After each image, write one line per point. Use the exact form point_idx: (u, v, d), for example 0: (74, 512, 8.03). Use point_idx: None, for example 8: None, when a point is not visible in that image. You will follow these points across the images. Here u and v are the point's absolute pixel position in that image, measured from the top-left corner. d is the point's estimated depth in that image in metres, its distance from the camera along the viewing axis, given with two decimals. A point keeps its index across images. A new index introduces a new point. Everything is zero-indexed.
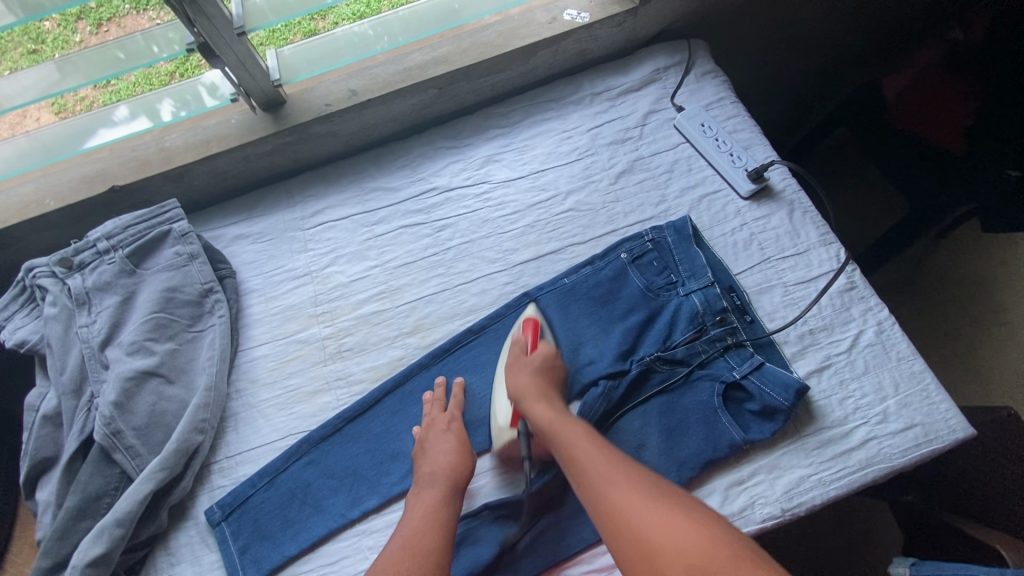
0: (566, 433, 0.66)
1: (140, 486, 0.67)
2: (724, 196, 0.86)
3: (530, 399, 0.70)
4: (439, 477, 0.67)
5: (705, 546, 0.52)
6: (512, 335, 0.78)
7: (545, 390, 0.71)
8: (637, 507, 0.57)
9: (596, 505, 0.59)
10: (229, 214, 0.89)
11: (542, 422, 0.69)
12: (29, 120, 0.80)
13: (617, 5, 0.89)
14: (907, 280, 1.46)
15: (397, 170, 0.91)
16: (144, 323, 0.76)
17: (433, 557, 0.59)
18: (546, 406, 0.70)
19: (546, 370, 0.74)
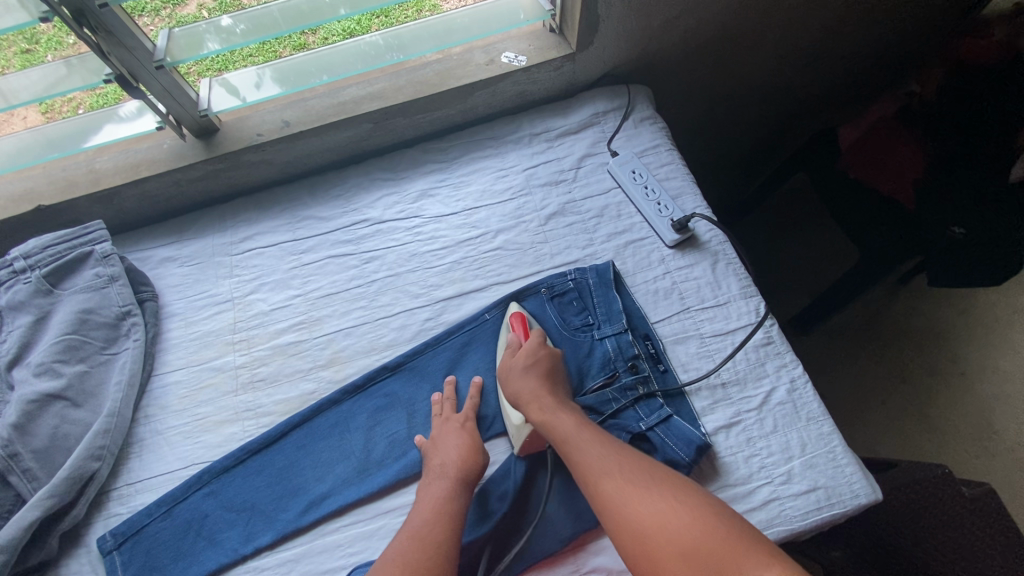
0: (562, 428, 0.68)
1: (27, 512, 0.66)
2: (650, 244, 0.87)
3: (533, 406, 0.70)
4: (450, 470, 0.69)
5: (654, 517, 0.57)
6: (504, 335, 0.80)
7: (545, 384, 0.72)
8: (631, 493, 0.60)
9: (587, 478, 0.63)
10: (159, 237, 0.90)
11: (544, 421, 0.69)
12: (16, 120, 0.80)
13: (555, 50, 0.90)
14: (849, 330, 1.44)
15: (330, 200, 0.92)
16: (55, 344, 0.76)
17: (442, 547, 0.62)
18: (541, 397, 0.71)
19: (540, 363, 0.74)
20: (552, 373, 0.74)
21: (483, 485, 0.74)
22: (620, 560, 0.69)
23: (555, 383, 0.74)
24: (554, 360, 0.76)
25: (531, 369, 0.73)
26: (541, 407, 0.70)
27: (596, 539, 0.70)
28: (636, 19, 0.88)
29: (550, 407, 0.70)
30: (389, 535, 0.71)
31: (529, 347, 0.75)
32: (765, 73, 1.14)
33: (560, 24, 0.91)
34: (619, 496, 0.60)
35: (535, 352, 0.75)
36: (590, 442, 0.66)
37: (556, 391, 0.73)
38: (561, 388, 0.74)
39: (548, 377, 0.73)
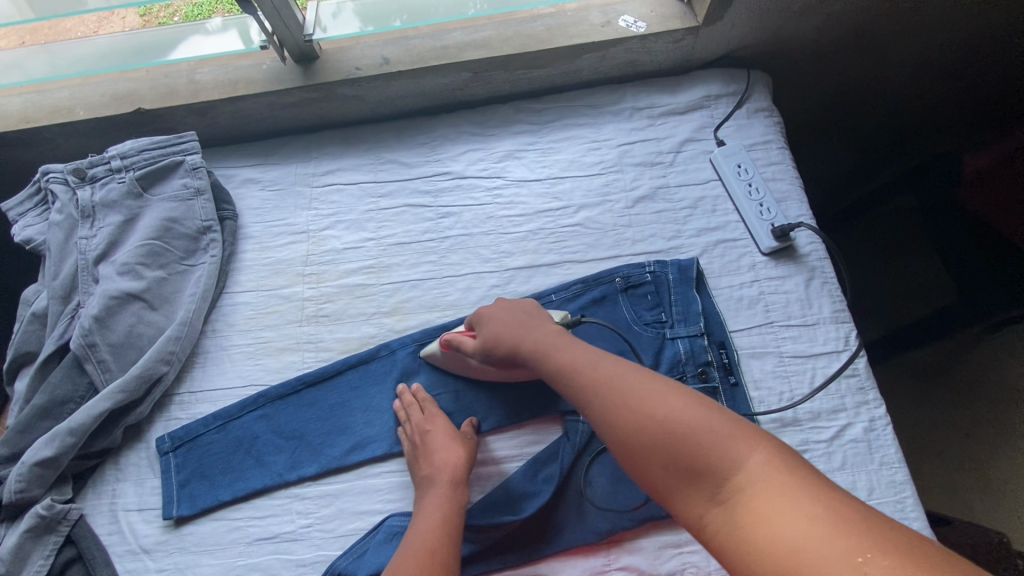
0: (554, 349, 0.64)
1: (98, 402, 0.70)
2: (743, 247, 0.81)
3: (517, 338, 0.67)
4: (441, 476, 0.67)
5: (658, 420, 0.53)
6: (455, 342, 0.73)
7: (520, 325, 0.69)
8: (631, 392, 0.56)
9: (582, 390, 0.59)
10: (245, 157, 0.90)
11: (538, 349, 0.66)
12: (115, 20, 0.81)
13: (678, 21, 0.83)
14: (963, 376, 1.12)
15: (416, 147, 0.90)
16: (140, 247, 0.78)
17: (445, 558, 0.61)
18: (530, 334, 0.67)
19: (507, 315, 0.71)
20: (528, 313, 0.71)
21: (526, 463, 0.72)
22: (653, 565, 0.67)
23: (539, 320, 0.70)
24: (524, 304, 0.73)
25: (511, 318, 0.70)
26: (529, 336, 0.67)
27: (631, 539, 0.68)
28: None
29: (540, 338, 0.66)
30: None
31: (491, 315, 0.72)
32: (917, 77, 0.99)
33: None
34: (619, 397, 0.56)
35: (509, 319, 0.71)
36: (573, 355, 0.63)
37: (541, 321, 0.69)
38: (539, 318, 0.70)
39: (524, 316, 0.70)
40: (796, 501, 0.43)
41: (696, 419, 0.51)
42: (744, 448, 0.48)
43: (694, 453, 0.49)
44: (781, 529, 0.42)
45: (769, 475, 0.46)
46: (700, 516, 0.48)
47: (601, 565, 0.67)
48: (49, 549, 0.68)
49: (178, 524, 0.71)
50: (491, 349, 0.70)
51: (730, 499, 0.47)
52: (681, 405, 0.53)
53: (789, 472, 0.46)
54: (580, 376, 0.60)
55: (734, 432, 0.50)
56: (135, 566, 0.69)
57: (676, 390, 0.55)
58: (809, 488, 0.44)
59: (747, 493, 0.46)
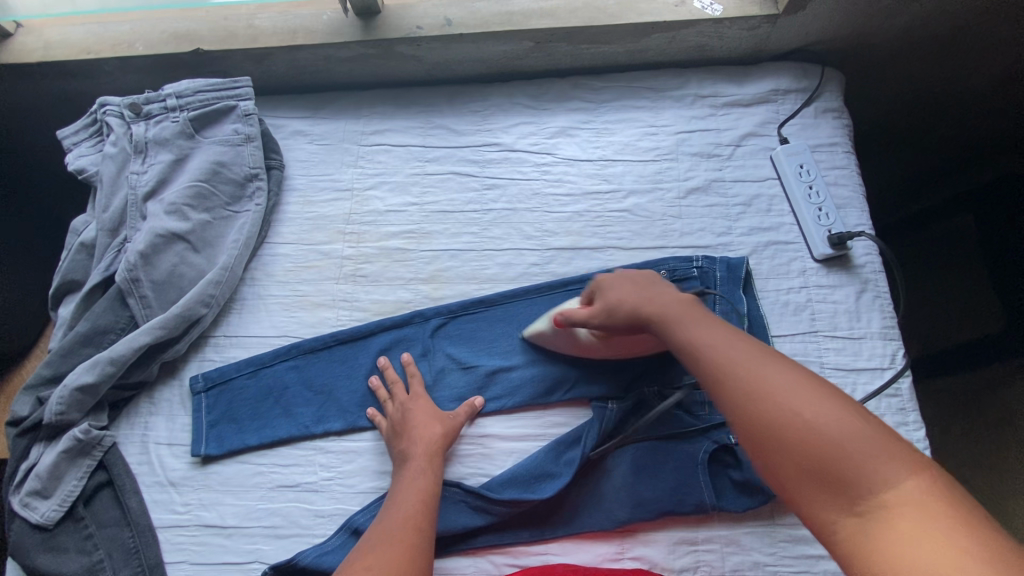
0: (668, 313, 0.60)
1: (139, 335, 0.72)
2: (795, 251, 0.78)
3: (640, 302, 0.63)
4: (413, 450, 0.67)
5: (793, 412, 0.47)
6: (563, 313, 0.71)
7: (648, 293, 0.64)
8: (770, 373, 0.50)
9: (703, 361, 0.55)
10: (296, 108, 0.89)
11: (638, 305, 0.63)
12: None
13: (757, 7, 0.79)
14: (994, 410, 1.06)
15: (468, 114, 0.88)
16: (188, 188, 0.78)
17: (416, 534, 0.58)
18: (615, 295, 0.66)
19: (623, 282, 0.67)
20: (647, 283, 0.67)
21: (548, 445, 0.72)
22: (666, 559, 0.67)
23: (628, 284, 0.67)
24: (646, 275, 0.68)
25: (629, 285, 0.67)
26: (615, 296, 0.66)
27: (648, 531, 0.68)
28: None
29: (643, 300, 0.64)
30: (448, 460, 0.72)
31: (605, 284, 0.69)
32: (1002, 90, 0.90)
33: None
34: (754, 376, 0.51)
35: (627, 284, 0.67)
36: (699, 328, 0.58)
37: (665, 290, 0.65)
38: (669, 289, 0.65)
39: (646, 285, 0.66)
40: (953, 534, 0.38)
41: (851, 429, 0.45)
42: (895, 469, 0.42)
43: (839, 462, 0.43)
44: (932, 561, 0.37)
45: (925, 504, 0.40)
46: (828, 519, 0.43)
47: (614, 552, 0.67)
48: (83, 471, 0.71)
49: (204, 462, 0.73)
50: (612, 314, 0.66)
51: (872, 512, 0.41)
52: (828, 405, 0.46)
53: (948, 504, 0.40)
54: (701, 346, 0.56)
55: (890, 450, 0.43)
56: (162, 497, 0.72)
57: (829, 391, 0.48)
58: (963, 524, 0.39)
59: (893, 514, 0.40)
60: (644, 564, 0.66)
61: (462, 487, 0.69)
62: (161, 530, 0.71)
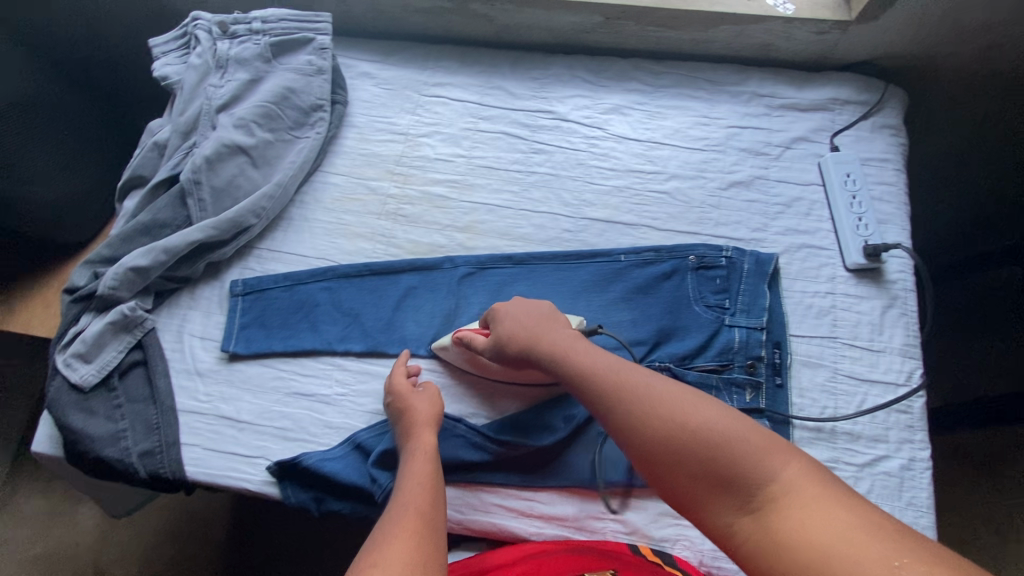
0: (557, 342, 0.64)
1: (193, 232, 0.77)
2: (827, 257, 0.78)
3: (527, 335, 0.66)
4: (415, 425, 0.67)
5: (680, 436, 0.50)
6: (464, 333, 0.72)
7: (540, 328, 0.66)
8: (655, 396, 0.54)
9: (596, 397, 0.57)
10: (367, 51, 0.94)
11: (527, 337, 0.66)
12: None
13: (829, 12, 0.79)
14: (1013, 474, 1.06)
15: (527, 80, 0.91)
16: (258, 107, 0.84)
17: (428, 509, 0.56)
18: (510, 324, 0.68)
19: (524, 312, 0.69)
20: (550, 316, 0.69)
21: (552, 400, 0.74)
22: (648, 526, 0.68)
23: (529, 314, 0.69)
24: (546, 309, 0.70)
25: (526, 317, 0.68)
26: (511, 326, 0.68)
27: (635, 498, 0.70)
28: (942, 6, 0.75)
29: (530, 335, 0.66)
30: (454, 396, 0.75)
31: (508, 309, 0.70)
32: None
33: None
34: (641, 402, 0.54)
35: (529, 315, 0.69)
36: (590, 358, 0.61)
37: (560, 325, 0.67)
38: (561, 323, 0.68)
39: (545, 318, 0.68)
40: (830, 508, 0.42)
41: (731, 429, 0.50)
42: (777, 460, 0.47)
43: (727, 462, 0.48)
44: (821, 538, 0.41)
45: (804, 487, 0.44)
46: (729, 523, 0.47)
47: (598, 510, 0.69)
48: (123, 345, 0.76)
49: (230, 359, 0.78)
50: (504, 346, 0.67)
51: (762, 506, 0.45)
52: (703, 411, 0.52)
53: (826, 483, 0.45)
54: (585, 383, 0.59)
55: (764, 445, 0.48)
56: (187, 384, 0.77)
57: (704, 399, 0.53)
58: (837, 495, 0.44)
59: (783, 505, 0.44)
60: (625, 527, 0.68)
61: (464, 423, 0.72)
62: (182, 414, 0.76)
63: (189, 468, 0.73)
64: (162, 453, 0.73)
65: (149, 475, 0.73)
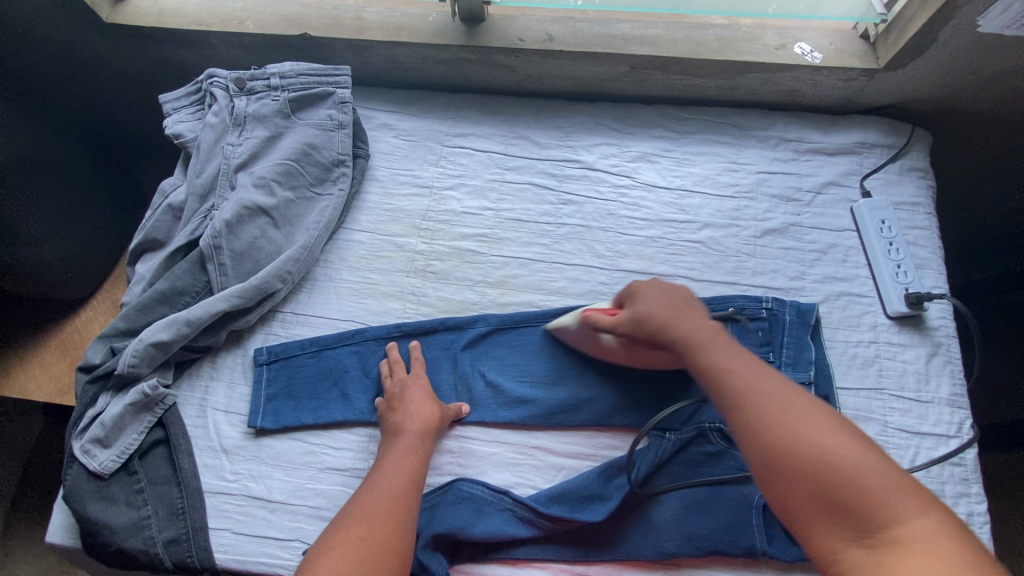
0: (690, 330, 0.64)
1: (217, 302, 0.74)
2: (868, 305, 0.78)
3: (671, 318, 0.66)
4: (410, 426, 0.68)
5: (810, 451, 0.48)
6: (585, 313, 0.72)
7: (681, 313, 0.67)
8: (787, 407, 0.52)
9: (724, 392, 0.56)
10: (386, 101, 0.92)
11: (661, 324, 0.66)
12: None
13: (857, 59, 0.79)
14: None
15: (551, 129, 0.89)
16: (279, 165, 0.81)
17: (400, 512, 0.60)
18: (652, 304, 0.68)
19: (656, 295, 0.69)
20: (688, 302, 0.69)
21: (598, 467, 0.71)
22: None
23: (688, 305, 0.68)
24: (687, 295, 0.70)
25: (663, 300, 0.69)
26: (658, 313, 0.67)
27: (692, 567, 0.67)
28: (970, 55, 0.75)
29: (680, 326, 0.65)
30: (497, 464, 0.72)
31: (641, 288, 0.71)
32: None
33: (882, 33, 0.79)
34: (770, 407, 0.52)
35: (668, 298, 0.69)
36: (738, 358, 0.59)
37: (704, 317, 0.67)
38: (703, 315, 0.67)
39: (687, 306, 0.68)
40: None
41: (866, 464, 0.46)
42: (907, 508, 0.43)
43: (853, 495, 0.45)
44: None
45: (937, 541, 0.41)
46: (835, 551, 0.44)
47: None
48: (143, 426, 0.72)
49: (258, 434, 0.74)
50: (641, 323, 0.67)
51: (881, 545, 0.42)
52: (839, 441, 0.48)
53: (964, 547, 0.40)
54: (719, 379, 0.57)
55: (901, 488, 0.45)
56: (213, 463, 0.73)
57: (850, 432, 0.49)
58: (976, 560, 0.39)
59: (908, 550, 0.41)
60: None
61: (510, 495, 0.69)
62: (208, 495, 0.72)
63: (219, 555, 0.69)
64: (190, 540, 0.69)
65: (175, 565, 0.68)
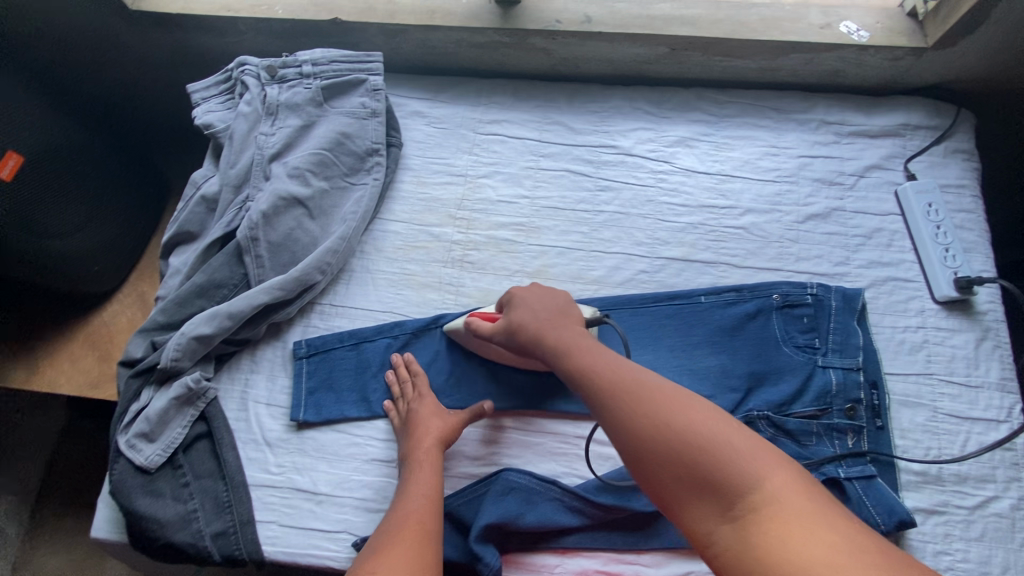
0: (552, 334, 0.62)
1: (258, 294, 0.73)
2: (914, 290, 0.76)
3: (540, 327, 0.63)
4: (426, 441, 0.67)
5: (678, 441, 0.47)
6: (472, 321, 0.71)
7: (557, 322, 0.64)
8: (656, 395, 0.50)
9: (591, 392, 0.54)
10: (417, 88, 0.90)
11: (518, 322, 0.65)
12: None
13: (905, 38, 0.77)
14: None
15: (586, 114, 0.88)
16: (313, 155, 0.79)
17: (430, 524, 0.59)
18: (528, 315, 0.66)
19: (543, 301, 0.67)
20: (565, 309, 0.67)
21: None
22: None
23: (546, 300, 0.67)
24: (563, 301, 0.68)
25: (541, 307, 0.66)
26: (530, 319, 0.65)
27: None
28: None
29: (546, 324, 0.63)
30: (543, 454, 0.72)
31: (518, 298, 0.69)
32: None
33: (931, 11, 0.77)
34: (633, 398, 0.51)
35: (542, 302, 0.67)
36: (601, 354, 0.57)
37: (576, 321, 0.65)
38: (575, 318, 0.66)
39: (562, 313, 0.66)
40: (826, 534, 0.39)
41: (722, 438, 0.46)
42: (765, 471, 0.44)
43: (722, 471, 0.44)
44: (803, 560, 0.38)
45: (797, 504, 0.42)
46: (709, 533, 0.44)
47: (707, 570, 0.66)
48: (187, 420, 0.71)
49: (300, 427, 0.74)
50: (514, 333, 0.65)
51: (745, 519, 0.42)
52: (699, 416, 0.48)
53: (818, 506, 0.41)
54: (580, 377, 0.56)
55: (750, 451, 0.45)
56: (256, 456, 0.73)
57: (703, 405, 0.49)
58: (832, 519, 0.41)
59: (771, 520, 0.41)
60: None
61: (559, 485, 0.69)
62: (253, 488, 0.71)
63: (266, 548, 0.69)
64: (237, 534, 0.69)
65: (224, 557, 0.68)
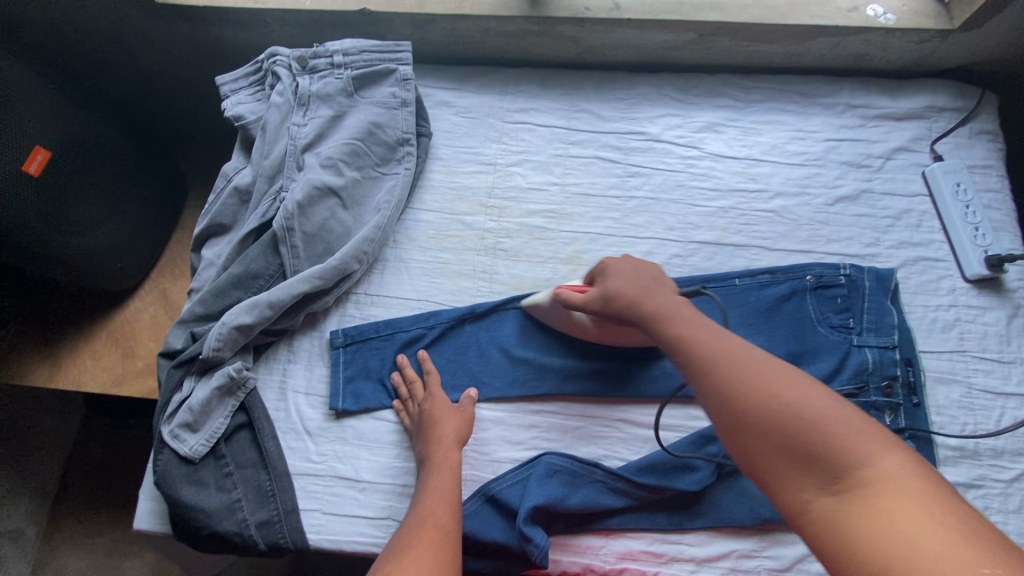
0: (653, 300, 0.61)
1: (297, 283, 0.73)
2: (944, 269, 0.77)
3: (634, 295, 0.62)
4: (439, 444, 0.67)
5: (779, 408, 0.46)
6: (563, 293, 0.69)
7: (650, 288, 0.63)
8: (761, 365, 0.50)
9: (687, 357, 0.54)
10: (444, 78, 0.90)
11: (614, 291, 0.64)
12: None
13: (931, 21, 0.78)
14: None
15: (613, 101, 0.88)
16: (345, 145, 0.79)
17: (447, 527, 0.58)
18: (625, 283, 0.64)
19: (631, 271, 0.66)
20: (658, 279, 0.65)
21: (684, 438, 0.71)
22: (805, 559, 0.66)
23: (642, 273, 0.65)
24: (654, 272, 0.66)
25: (633, 276, 0.65)
26: (623, 286, 0.64)
27: (786, 532, 0.67)
28: None
29: (639, 292, 0.63)
30: (583, 438, 0.72)
31: (614, 267, 0.66)
32: None
33: None
34: (733, 366, 0.50)
35: (634, 272, 0.65)
36: (698, 323, 0.57)
37: (670, 291, 0.64)
38: (668, 288, 0.64)
39: (656, 283, 0.64)
40: (939, 515, 0.38)
41: (829, 413, 0.45)
42: (876, 450, 0.42)
43: (822, 442, 0.44)
44: (908, 536, 0.37)
45: (907, 482, 0.40)
46: (804, 501, 0.43)
47: (751, 547, 0.67)
48: (228, 410, 0.72)
49: (339, 415, 0.74)
50: (610, 301, 0.63)
51: (848, 491, 0.41)
52: (805, 389, 0.47)
53: (931, 486, 0.40)
54: (678, 343, 0.55)
55: (861, 430, 0.44)
56: (297, 445, 0.73)
57: (809, 381, 0.48)
58: (946, 502, 0.39)
59: (876, 493, 0.40)
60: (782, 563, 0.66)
61: (601, 467, 0.69)
62: (295, 477, 0.71)
63: (311, 536, 0.69)
64: (282, 522, 0.69)
65: (268, 546, 0.68)
